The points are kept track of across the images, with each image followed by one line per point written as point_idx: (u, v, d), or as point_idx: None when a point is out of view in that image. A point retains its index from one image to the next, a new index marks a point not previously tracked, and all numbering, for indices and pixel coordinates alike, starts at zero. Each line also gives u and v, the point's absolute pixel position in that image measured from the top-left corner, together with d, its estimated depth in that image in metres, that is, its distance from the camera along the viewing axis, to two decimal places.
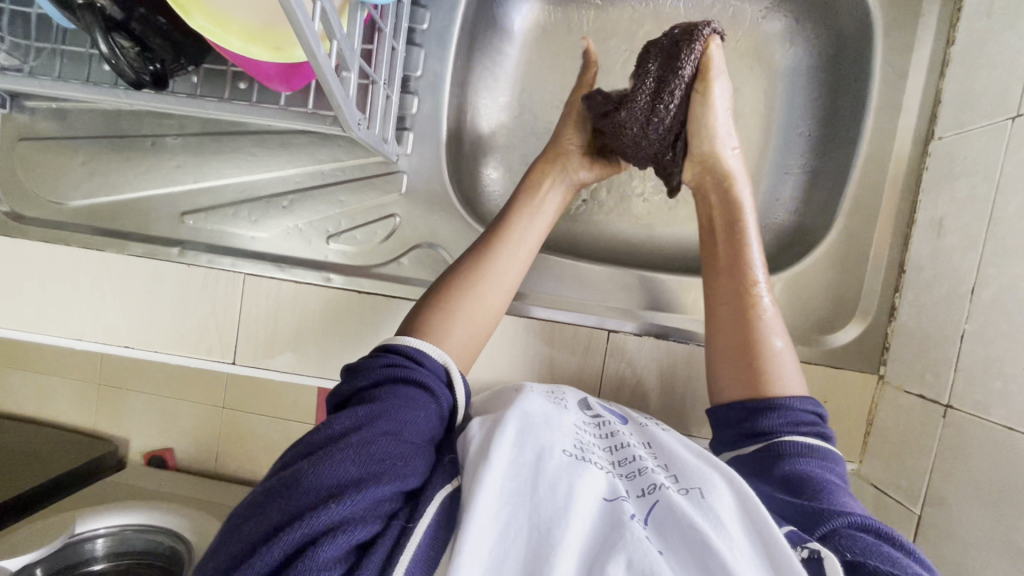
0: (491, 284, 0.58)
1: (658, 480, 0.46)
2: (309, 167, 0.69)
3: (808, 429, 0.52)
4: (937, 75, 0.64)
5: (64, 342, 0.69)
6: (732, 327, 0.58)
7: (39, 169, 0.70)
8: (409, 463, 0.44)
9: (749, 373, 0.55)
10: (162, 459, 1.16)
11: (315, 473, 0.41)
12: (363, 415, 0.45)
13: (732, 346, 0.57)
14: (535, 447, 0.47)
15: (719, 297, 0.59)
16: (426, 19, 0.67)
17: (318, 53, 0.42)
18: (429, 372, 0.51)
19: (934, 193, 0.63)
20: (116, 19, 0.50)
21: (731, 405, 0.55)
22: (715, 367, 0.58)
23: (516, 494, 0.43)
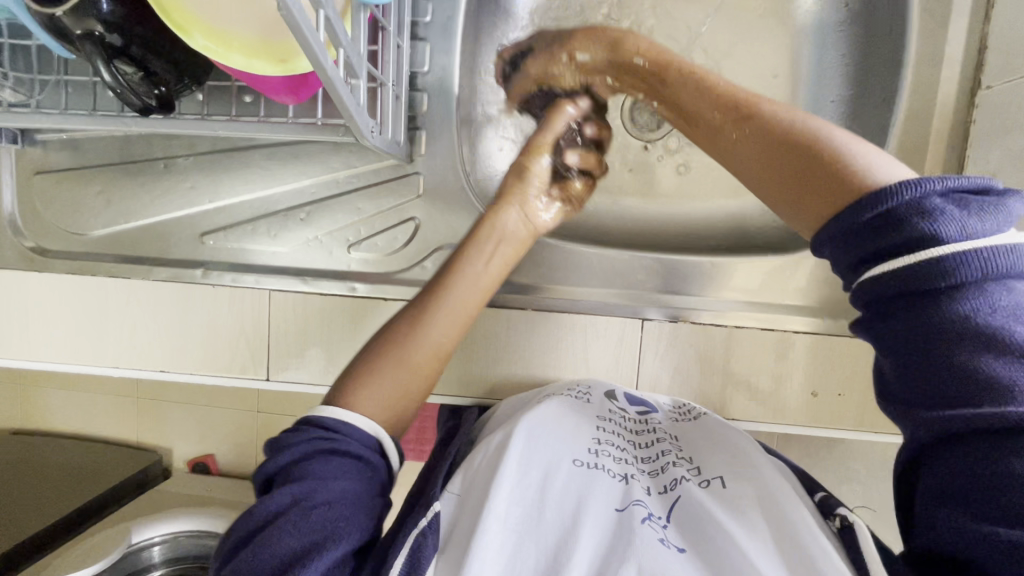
0: (428, 335, 0.54)
1: (680, 475, 0.48)
2: (323, 177, 0.68)
3: (938, 212, 0.34)
4: (981, 20, 0.59)
5: (100, 371, 0.70)
6: (772, 170, 0.42)
7: (57, 202, 0.70)
8: (349, 525, 0.44)
9: (827, 189, 0.39)
10: (207, 463, 1.18)
11: (262, 554, 0.42)
12: (292, 496, 0.44)
13: (790, 183, 0.41)
14: (541, 465, 0.48)
15: (728, 138, 0.46)
16: (429, 11, 0.65)
17: (324, 62, 0.40)
18: (356, 442, 0.47)
19: (984, 148, 0.59)
20: (117, 47, 0.48)
21: (836, 228, 0.37)
22: (774, 200, 0.42)
23: (523, 520, 0.44)
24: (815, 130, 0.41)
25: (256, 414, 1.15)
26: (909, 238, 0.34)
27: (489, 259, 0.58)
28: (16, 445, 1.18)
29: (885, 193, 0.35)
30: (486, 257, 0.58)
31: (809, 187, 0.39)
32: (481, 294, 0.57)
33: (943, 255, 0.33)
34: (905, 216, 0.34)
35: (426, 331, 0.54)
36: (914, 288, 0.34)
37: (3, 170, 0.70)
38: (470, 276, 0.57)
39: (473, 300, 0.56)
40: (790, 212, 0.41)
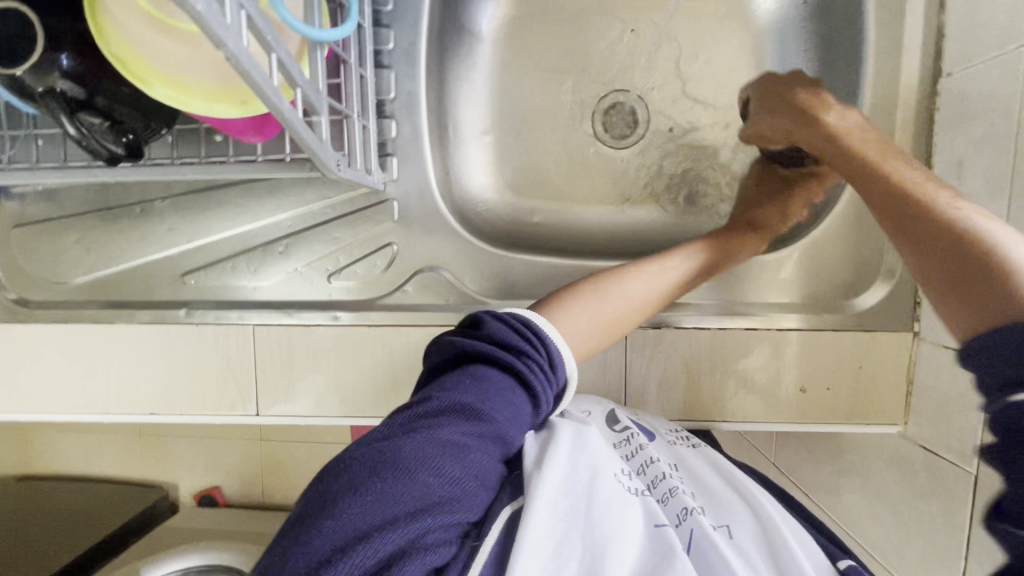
0: (628, 290, 0.58)
1: (689, 503, 0.47)
2: (299, 209, 0.68)
3: None
4: (936, 8, 0.60)
5: (90, 418, 0.70)
6: (930, 241, 0.43)
7: (37, 253, 0.71)
8: (489, 470, 0.41)
9: (985, 272, 0.39)
10: (212, 496, 1.18)
11: (417, 463, 0.37)
12: (468, 406, 0.41)
13: (947, 266, 0.41)
14: (588, 466, 0.44)
15: (898, 225, 0.46)
16: (391, 38, 0.65)
17: (281, 105, 0.40)
18: (544, 387, 0.47)
19: (950, 134, 0.59)
20: (81, 99, 0.48)
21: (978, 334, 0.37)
22: (935, 290, 0.42)
23: (570, 512, 0.40)
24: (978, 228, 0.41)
25: (259, 442, 1.16)
26: None
27: (671, 271, 0.61)
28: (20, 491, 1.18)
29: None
30: (672, 270, 0.61)
31: (973, 291, 0.39)
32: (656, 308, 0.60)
33: None
34: None
35: (608, 306, 0.56)
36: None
37: None
38: (669, 271, 0.61)
39: (647, 304, 0.59)
40: (941, 293, 0.41)
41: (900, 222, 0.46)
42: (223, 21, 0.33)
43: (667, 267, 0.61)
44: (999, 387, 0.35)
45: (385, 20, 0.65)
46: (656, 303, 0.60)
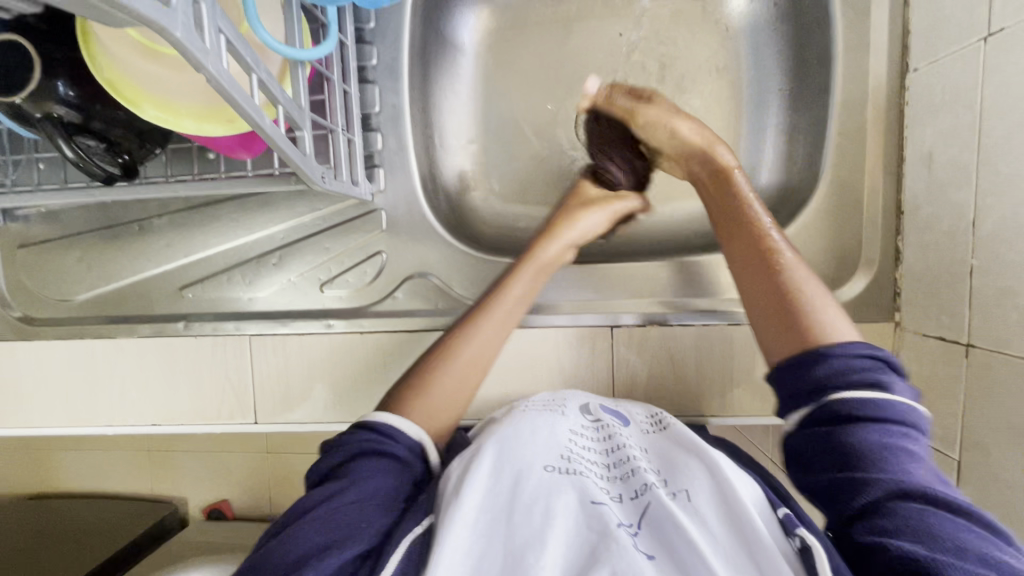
0: (468, 351, 0.58)
1: (648, 480, 0.49)
2: (290, 221, 0.70)
3: (860, 377, 0.41)
4: (900, 7, 0.62)
5: (94, 430, 0.72)
6: (754, 278, 0.48)
7: (41, 272, 0.73)
8: (369, 525, 0.46)
9: (784, 321, 0.45)
10: (221, 510, 1.19)
11: (291, 544, 0.44)
12: (334, 486, 0.48)
13: (760, 304, 0.47)
14: (511, 471, 0.48)
15: (737, 254, 0.51)
16: (374, 55, 0.68)
17: (262, 122, 0.42)
18: (399, 449, 0.52)
19: (919, 127, 0.60)
20: (77, 123, 0.51)
21: (784, 368, 0.44)
22: (755, 328, 0.48)
23: (491, 524, 0.45)
24: (794, 276, 0.47)
25: (265, 455, 1.17)
26: (824, 384, 0.41)
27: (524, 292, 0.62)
28: (34, 508, 1.20)
29: (819, 354, 0.42)
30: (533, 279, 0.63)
31: (780, 324, 0.46)
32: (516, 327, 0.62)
33: (846, 397, 0.40)
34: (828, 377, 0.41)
35: (458, 375, 0.57)
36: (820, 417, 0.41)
37: None
38: (515, 295, 0.62)
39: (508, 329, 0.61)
40: (757, 324, 0.47)
41: (740, 257, 0.50)
42: (201, 44, 0.35)
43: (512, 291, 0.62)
44: (805, 394, 0.42)
45: (368, 37, 0.67)
46: (507, 328, 0.61)
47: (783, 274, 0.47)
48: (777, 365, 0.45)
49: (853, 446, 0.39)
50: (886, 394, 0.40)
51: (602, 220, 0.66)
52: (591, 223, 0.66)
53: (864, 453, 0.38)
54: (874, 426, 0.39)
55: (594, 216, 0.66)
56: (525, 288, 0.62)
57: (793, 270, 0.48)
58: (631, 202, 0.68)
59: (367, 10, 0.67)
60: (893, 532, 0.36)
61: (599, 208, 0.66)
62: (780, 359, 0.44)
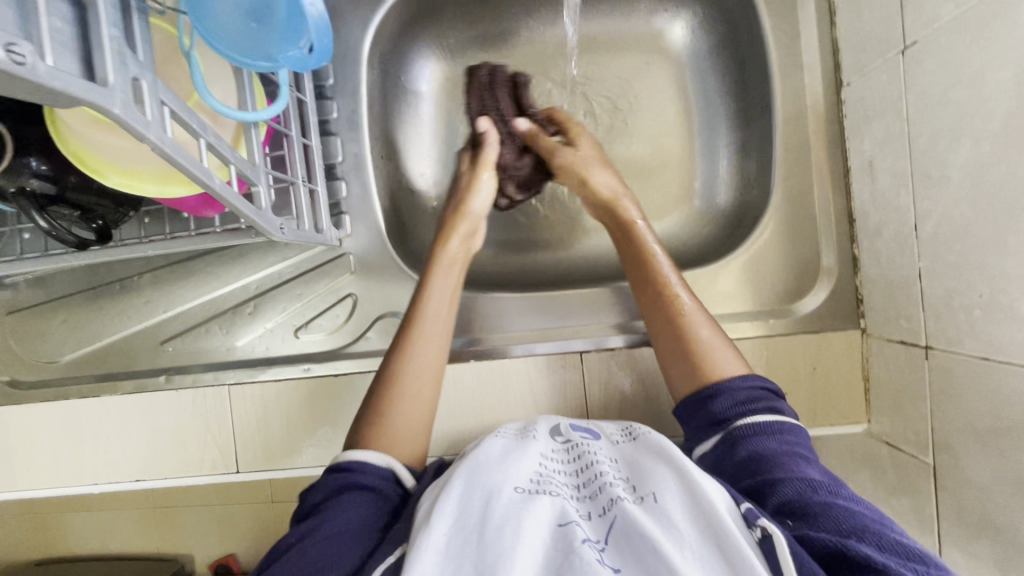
0: (414, 368, 0.56)
1: (616, 495, 0.44)
2: (265, 271, 0.73)
3: (757, 405, 0.50)
4: (827, 25, 0.64)
5: (80, 490, 0.73)
6: (670, 345, 0.56)
7: (29, 336, 0.76)
8: (342, 556, 0.44)
9: (678, 342, 0.56)
10: (229, 566, 1.18)
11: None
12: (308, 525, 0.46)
13: (667, 356, 0.56)
14: (482, 493, 0.44)
15: (646, 306, 0.59)
16: (334, 108, 0.71)
17: (212, 181, 0.45)
18: (371, 476, 0.50)
19: (857, 137, 0.62)
20: (51, 195, 0.55)
21: (687, 399, 0.53)
22: (665, 366, 0.57)
23: (460, 549, 0.40)
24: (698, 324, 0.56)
25: (271, 504, 1.17)
26: (720, 409, 0.50)
27: (448, 289, 0.62)
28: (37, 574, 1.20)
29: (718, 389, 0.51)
30: (452, 282, 0.63)
31: (691, 361, 0.54)
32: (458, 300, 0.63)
33: (747, 423, 0.49)
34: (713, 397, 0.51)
35: (412, 396, 0.55)
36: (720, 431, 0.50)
37: None
38: (439, 297, 0.61)
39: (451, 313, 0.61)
40: (672, 374, 0.56)
41: (656, 316, 0.58)
42: (142, 118, 0.38)
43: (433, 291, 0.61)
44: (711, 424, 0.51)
45: (328, 92, 0.71)
46: (439, 359, 0.58)
47: (690, 331, 0.55)
48: (679, 404, 0.54)
49: (761, 463, 0.46)
50: (780, 420, 0.49)
51: (489, 186, 0.68)
52: (481, 198, 0.67)
53: (772, 456, 0.46)
54: (773, 438, 0.48)
55: (486, 187, 0.68)
56: (448, 286, 0.62)
57: (690, 315, 0.56)
58: (490, 147, 0.68)
59: (326, 69, 0.71)
60: (810, 522, 0.40)
61: (483, 177, 0.68)
62: (685, 395, 0.54)
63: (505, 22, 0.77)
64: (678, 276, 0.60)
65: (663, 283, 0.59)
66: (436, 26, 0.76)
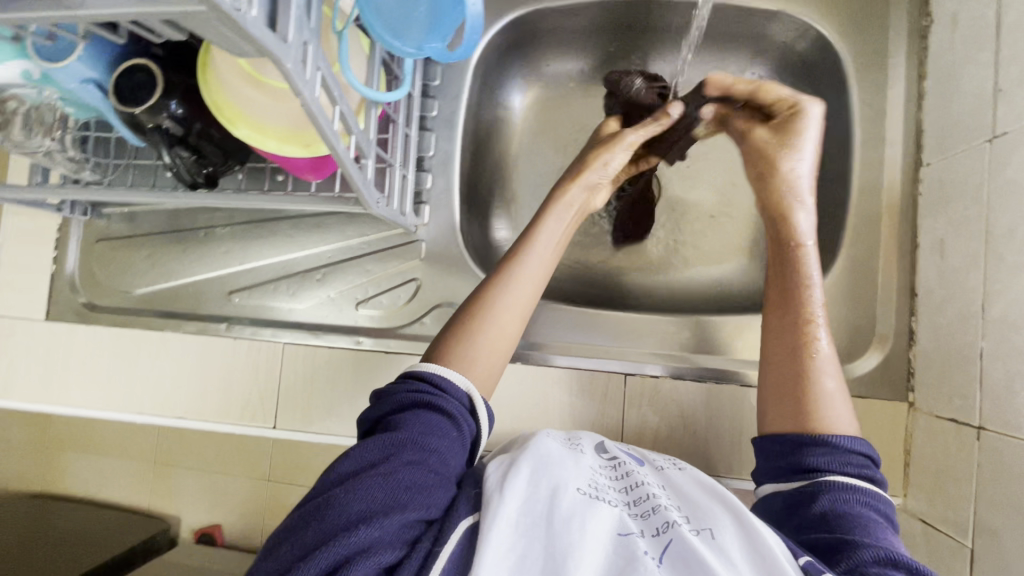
0: (506, 302, 0.57)
1: (671, 517, 0.44)
2: (339, 244, 0.77)
3: (854, 468, 0.51)
4: (915, 107, 0.67)
5: (126, 417, 0.77)
6: (778, 383, 0.57)
7: (112, 265, 0.81)
8: (430, 494, 0.43)
9: (795, 380, 0.56)
10: (213, 537, 1.22)
11: (346, 497, 0.40)
12: (386, 445, 0.44)
13: (774, 386, 0.57)
14: (549, 485, 0.45)
15: (777, 331, 0.59)
16: (435, 107, 0.76)
17: (337, 146, 0.49)
18: (453, 401, 0.49)
19: (932, 216, 0.64)
20: (177, 135, 0.60)
21: (777, 437, 0.54)
22: (765, 401, 0.57)
23: (531, 527, 0.42)
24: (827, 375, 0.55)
25: (266, 483, 1.18)
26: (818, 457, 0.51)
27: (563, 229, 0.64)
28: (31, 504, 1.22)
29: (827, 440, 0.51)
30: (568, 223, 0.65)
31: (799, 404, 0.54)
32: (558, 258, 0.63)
33: (836, 479, 0.50)
34: (814, 444, 0.51)
35: (495, 326, 0.55)
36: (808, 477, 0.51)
37: (71, 237, 0.81)
38: (551, 228, 0.63)
39: (553, 260, 0.63)
40: (768, 406, 0.56)
41: (782, 347, 0.58)
42: (303, 76, 0.43)
43: (548, 223, 0.63)
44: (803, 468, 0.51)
45: (432, 92, 0.76)
46: (519, 322, 0.57)
47: (811, 376, 0.56)
48: (764, 437, 0.55)
49: (841, 523, 0.47)
50: (870, 487, 0.50)
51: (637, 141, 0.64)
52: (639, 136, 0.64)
53: (853, 518, 0.47)
54: (857, 501, 0.49)
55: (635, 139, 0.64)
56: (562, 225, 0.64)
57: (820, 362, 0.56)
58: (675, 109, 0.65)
59: (435, 70, 0.76)
60: None
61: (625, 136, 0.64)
62: (782, 433, 0.54)
63: (602, 57, 0.83)
64: (823, 315, 0.59)
65: (806, 319, 0.58)
66: (539, 49, 0.82)
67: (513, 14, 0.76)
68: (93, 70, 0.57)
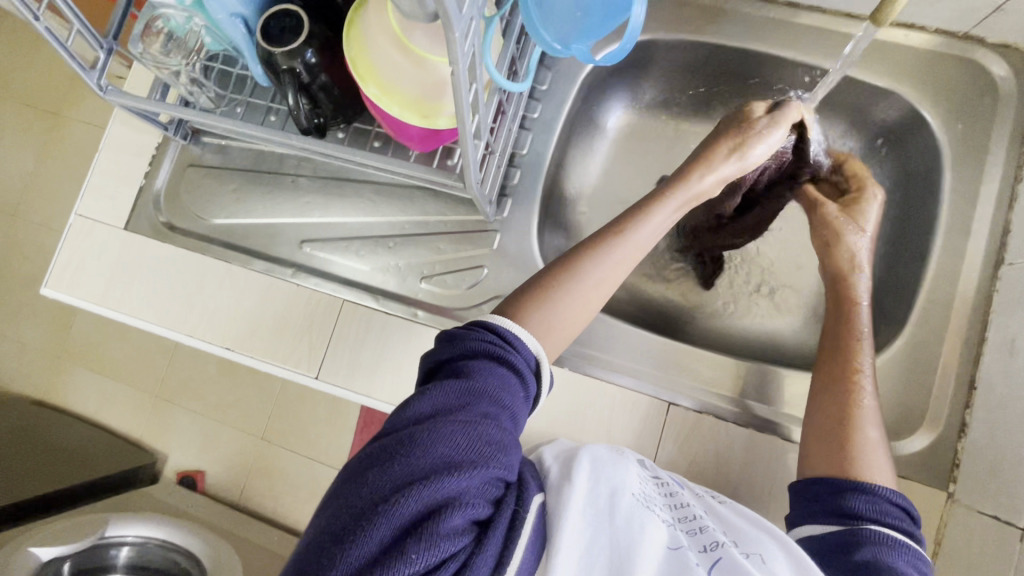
0: (595, 269, 0.58)
1: (719, 538, 0.45)
2: (417, 217, 0.79)
3: (896, 522, 0.51)
4: (1005, 207, 0.69)
5: (178, 337, 0.79)
6: (828, 419, 0.59)
7: (197, 191, 0.84)
8: (511, 450, 0.44)
9: (838, 426, 0.58)
10: (195, 479, 1.42)
11: (437, 441, 0.41)
12: (467, 393, 0.44)
13: (818, 425, 0.60)
14: (608, 487, 0.47)
15: (824, 376, 0.62)
16: (538, 109, 0.79)
17: (465, 121, 0.51)
18: (522, 359, 0.49)
19: (1005, 315, 0.64)
20: (304, 83, 0.63)
21: (815, 480, 0.56)
22: (806, 440, 0.60)
23: (595, 521, 0.43)
24: (869, 425, 0.58)
25: None
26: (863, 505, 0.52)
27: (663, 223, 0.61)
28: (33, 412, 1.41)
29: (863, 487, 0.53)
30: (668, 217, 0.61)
31: (839, 445, 0.57)
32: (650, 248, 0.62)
33: (879, 529, 0.51)
34: (856, 491, 0.53)
35: (576, 297, 0.57)
36: (850, 523, 0.52)
37: (165, 157, 0.84)
38: (656, 222, 0.61)
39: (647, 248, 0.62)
40: (810, 440, 0.59)
41: (827, 390, 0.61)
42: (462, 48, 0.45)
43: (653, 217, 0.61)
44: (846, 513, 0.52)
45: (537, 95, 0.79)
46: (600, 297, 0.59)
47: (855, 424, 0.58)
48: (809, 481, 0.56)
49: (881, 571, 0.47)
50: (910, 542, 0.50)
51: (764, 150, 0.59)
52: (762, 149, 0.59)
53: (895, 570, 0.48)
54: (898, 555, 0.49)
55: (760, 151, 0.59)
56: (665, 221, 0.61)
57: (863, 413, 0.59)
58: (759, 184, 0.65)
59: (545, 75, 0.79)
60: None
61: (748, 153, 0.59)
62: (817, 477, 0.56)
63: (701, 95, 0.85)
64: (871, 371, 0.62)
65: (853, 372, 0.61)
66: (644, 76, 0.85)
67: None
68: (245, 7, 0.61)
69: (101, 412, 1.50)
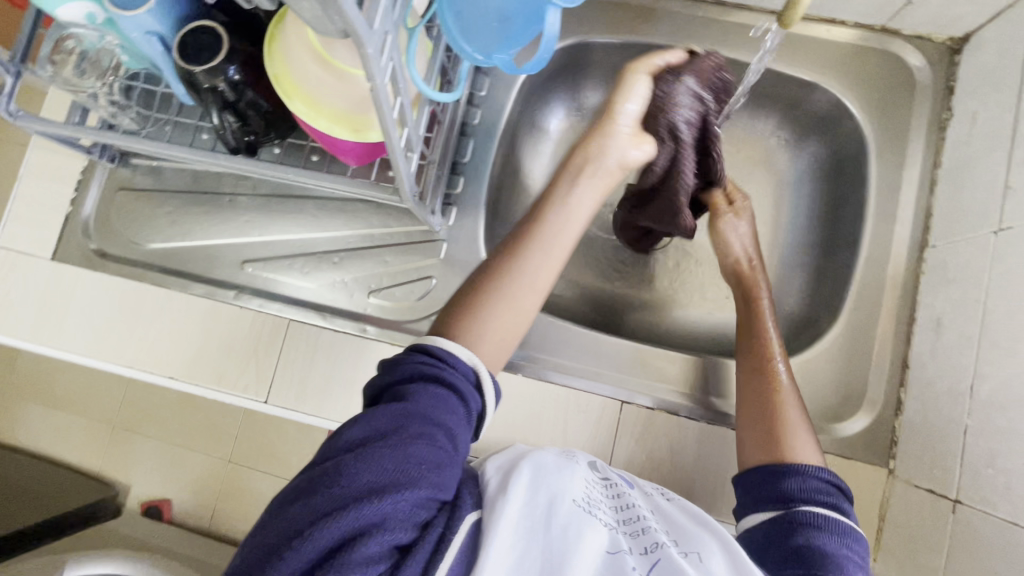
0: (531, 267, 0.58)
1: (660, 539, 0.46)
2: (362, 231, 0.78)
3: (827, 499, 0.53)
4: (927, 191, 0.72)
5: (117, 369, 0.75)
6: (755, 408, 0.62)
7: (129, 216, 0.80)
8: (440, 468, 0.43)
9: (763, 412, 0.61)
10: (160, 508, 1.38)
11: (360, 468, 0.40)
12: (396, 414, 0.44)
13: (747, 414, 0.62)
14: (546, 495, 0.47)
15: (746, 364, 0.66)
16: (478, 116, 0.79)
17: (392, 135, 0.51)
18: (458, 375, 0.48)
19: (931, 295, 0.67)
20: (228, 100, 0.61)
21: (759, 468, 0.57)
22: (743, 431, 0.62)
23: (529, 531, 0.44)
24: (792, 407, 0.61)
25: None
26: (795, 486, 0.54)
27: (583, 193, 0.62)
28: None
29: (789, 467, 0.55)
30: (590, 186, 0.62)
31: (771, 430, 0.59)
32: (577, 237, 0.62)
33: (809, 510, 0.52)
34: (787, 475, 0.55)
35: (519, 302, 0.57)
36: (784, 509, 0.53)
37: (93, 182, 0.81)
38: (574, 199, 0.62)
39: (574, 234, 0.62)
40: (744, 431, 0.61)
41: (750, 378, 0.64)
42: (379, 64, 0.44)
43: (567, 193, 0.62)
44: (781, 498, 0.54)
45: (476, 102, 0.79)
46: (536, 297, 0.58)
47: (780, 408, 0.61)
48: (748, 471, 0.58)
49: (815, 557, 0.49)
50: (841, 518, 0.52)
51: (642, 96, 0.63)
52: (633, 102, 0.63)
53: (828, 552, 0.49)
54: (832, 537, 0.50)
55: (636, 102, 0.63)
56: (584, 195, 0.62)
57: (785, 395, 0.62)
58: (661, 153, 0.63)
59: (483, 81, 0.79)
60: None
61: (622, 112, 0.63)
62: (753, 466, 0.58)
63: None
64: (784, 356, 0.65)
65: (768, 358, 0.65)
66: (582, 77, 0.85)
67: (564, 41, 0.79)
68: (160, 24, 0.58)
69: (52, 447, 1.43)
